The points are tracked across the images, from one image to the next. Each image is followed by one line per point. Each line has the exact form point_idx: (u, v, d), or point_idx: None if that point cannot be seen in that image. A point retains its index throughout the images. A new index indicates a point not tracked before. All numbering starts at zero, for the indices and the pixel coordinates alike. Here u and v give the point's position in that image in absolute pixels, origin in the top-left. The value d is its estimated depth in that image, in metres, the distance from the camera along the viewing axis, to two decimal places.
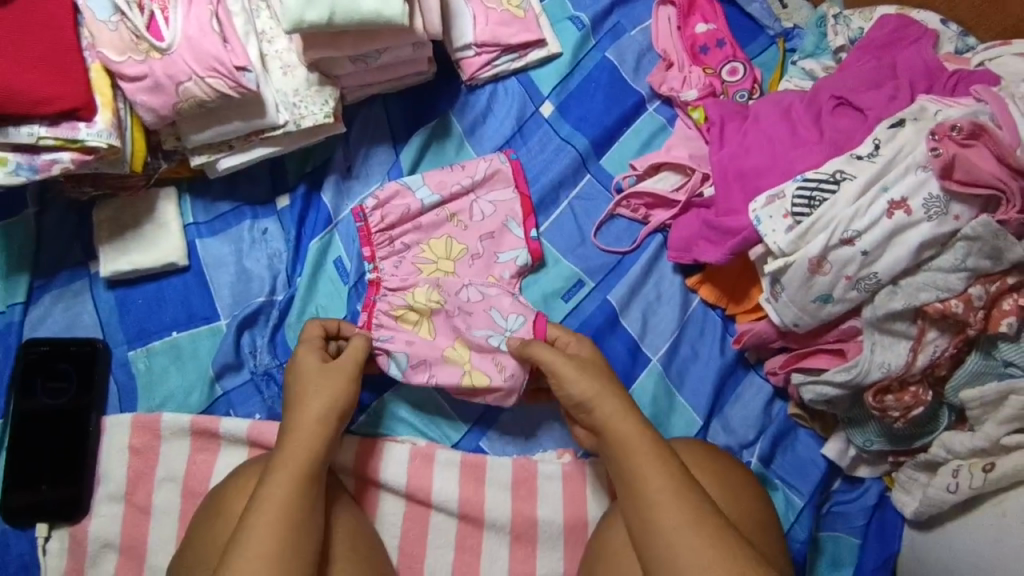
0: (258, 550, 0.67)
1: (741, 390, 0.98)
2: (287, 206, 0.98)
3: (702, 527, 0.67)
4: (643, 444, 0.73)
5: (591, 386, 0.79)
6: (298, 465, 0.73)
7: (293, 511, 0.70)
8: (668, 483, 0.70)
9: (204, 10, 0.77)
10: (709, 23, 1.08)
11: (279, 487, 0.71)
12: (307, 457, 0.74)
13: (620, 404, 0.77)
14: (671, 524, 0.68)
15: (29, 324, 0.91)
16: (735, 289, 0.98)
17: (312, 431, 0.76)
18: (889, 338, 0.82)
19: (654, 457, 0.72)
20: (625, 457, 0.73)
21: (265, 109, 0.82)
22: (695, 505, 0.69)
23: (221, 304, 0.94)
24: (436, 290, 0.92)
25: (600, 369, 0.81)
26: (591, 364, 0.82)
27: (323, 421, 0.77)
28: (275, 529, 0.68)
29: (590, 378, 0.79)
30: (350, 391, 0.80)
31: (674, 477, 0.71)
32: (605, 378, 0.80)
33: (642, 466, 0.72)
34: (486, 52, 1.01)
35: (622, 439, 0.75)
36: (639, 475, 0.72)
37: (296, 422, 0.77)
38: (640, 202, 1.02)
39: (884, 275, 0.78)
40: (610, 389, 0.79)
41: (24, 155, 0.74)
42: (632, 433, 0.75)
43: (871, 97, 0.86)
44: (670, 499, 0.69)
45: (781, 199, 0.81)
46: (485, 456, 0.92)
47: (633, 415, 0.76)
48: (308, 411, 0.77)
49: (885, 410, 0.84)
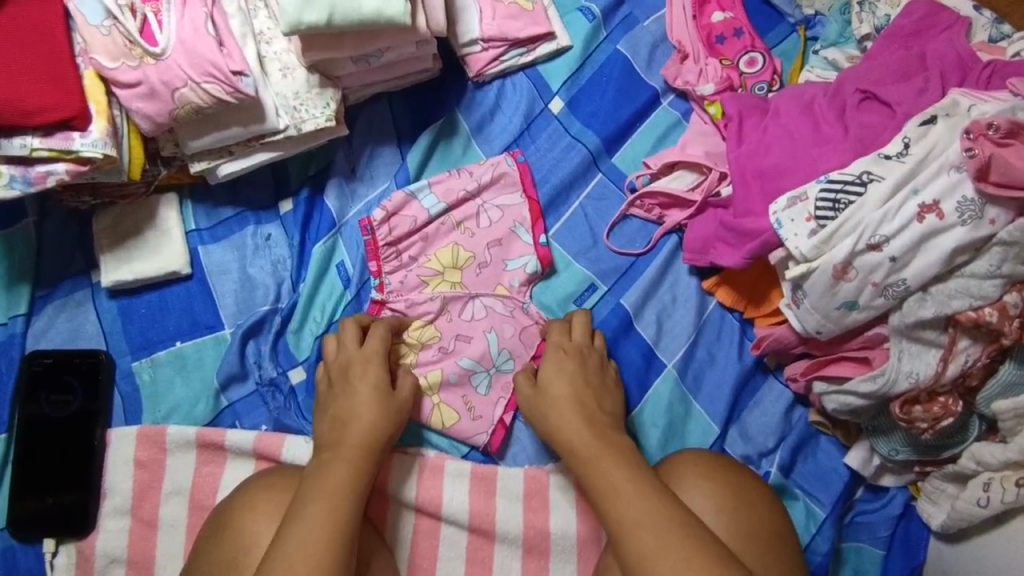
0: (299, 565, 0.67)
1: (759, 396, 0.95)
2: (290, 210, 0.95)
3: (676, 548, 0.67)
4: (609, 468, 0.74)
5: (555, 417, 0.80)
6: (342, 486, 0.73)
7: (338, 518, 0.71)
8: (637, 507, 0.70)
9: (199, 12, 0.73)
10: (726, 12, 1.04)
11: (325, 506, 0.71)
12: (349, 471, 0.75)
13: (585, 429, 0.78)
14: (636, 554, 0.68)
15: (31, 336, 0.89)
16: (754, 292, 0.94)
17: (361, 436, 0.78)
18: (917, 346, 0.78)
19: (619, 481, 0.72)
20: (591, 479, 0.74)
21: (264, 114, 0.79)
22: (669, 526, 0.68)
23: (226, 313, 0.92)
24: (431, 326, 0.93)
25: (567, 396, 0.81)
26: (559, 389, 0.82)
27: (375, 444, 0.78)
28: (323, 546, 0.69)
29: (554, 412, 0.81)
30: (377, 407, 0.80)
31: (639, 499, 0.70)
32: (566, 404, 0.81)
33: (614, 488, 0.72)
34: (493, 47, 0.97)
35: (590, 467, 0.75)
36: (605, 504, 0.72)
37: (347, 442, 0.77)
38: (654, 201, 0.98)
39: (914, 282, 0.74)
40: (576, 413, 0.80)
41: (18, 167, 0.72)
42: (599, 456, 0.75)
43: (899, 91, 0.82)
44: (636, 526, 0.69)
45: (803, 201, 0.77)
46: (496, 467, 0.90)
47: (597, 435, 0.78)
48: (352, 432, 0.78)
49: (912, 421, 0.80)
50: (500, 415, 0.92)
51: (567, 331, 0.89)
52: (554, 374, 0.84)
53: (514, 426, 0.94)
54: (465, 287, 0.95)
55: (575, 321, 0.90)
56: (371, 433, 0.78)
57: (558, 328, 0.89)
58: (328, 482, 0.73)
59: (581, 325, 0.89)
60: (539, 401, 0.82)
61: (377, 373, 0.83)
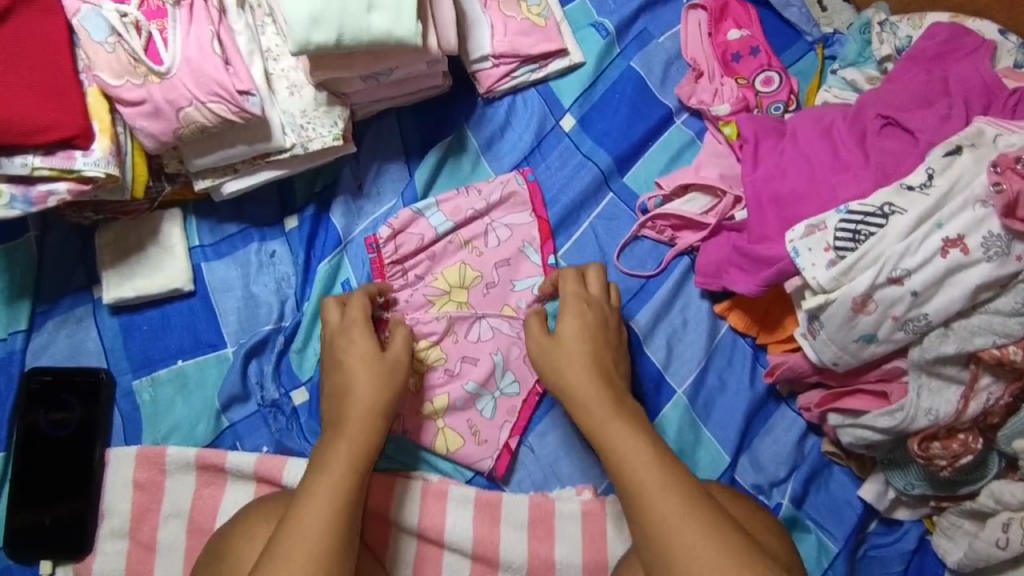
0: (307, 540, 0.65)
1: (771, 423, 0.93)
2: (295, 228, 0.94)
3: (694, 523, 0.65)
4: (625, 433, 0.72)
5: (571, 371, 0.78)
6: (356, 450, 0.72)
7: (346, 498, 0.69)
8: (656, 474, 0.68)
9: (205, 31, 0.72)
10: (742, 29, 1.02)
11: (338, 469, 0.70)
12: (355, 444, 0.73)
13: (601, 391, 0.76)
14: (656, 518, 0.66)
15: (31, 353, 0.88)
16: (767, 317, 0.92)
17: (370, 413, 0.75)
18: (937, 382, 0.76)
19: (636, 445, 0.71)
20: (604, 442, 0.72)
21: (270, 132, 0.77)
22: (688, 493, 0.67)
23: (228, 330, 0.91)
24: (438, 347, 0.91)
25: (583, 351, 0.80)
26: (574, 346, 0.80)
27: (384, 409, 0.77)
28: (329, 520, 0.66)
29: (568, 370, 0.79)
30: (394, 375, 0.79)
31: (655, 466, 0.69)
32: (580, 363, 0.79)
33: (631, 456, 0.70)
34: (504, 64, 0.95)
35: (605, 431, 0.73)
36: (619, 468, 0.70)
37: (352, 410, 0.75)
38: (666, 223, 0.96)
39: (935, 317, 0.72)
40: (589, 374, 0.78)
41: (18, 186, 0.70)
42: (618, 420, 0.73)
43: (922, 117, 0.79)
44: (655, 492, 0.67)
45: (822, 231, 0.75)
46: (501, 493, 0.89)
47: (611, 398, 0.76)
48: (357, 398, 0.76)
49: (931, 458, 0.78)
50: (505, 439, 0.91)
51: (582, 281, 0.87)
52: (573, 324, 0.82)
53: (520, 451, 0.92)
54: (472, 308, 0.93)
55: (591, 272, 0.87)
56: (379, 400, 0.76)
57: (575, 277, 0.86)
58: (342, 445, 0.72)
59: (597, 277, 0.87)
60: (548, 361, 0.80)
61: (360, 336, 0.80)
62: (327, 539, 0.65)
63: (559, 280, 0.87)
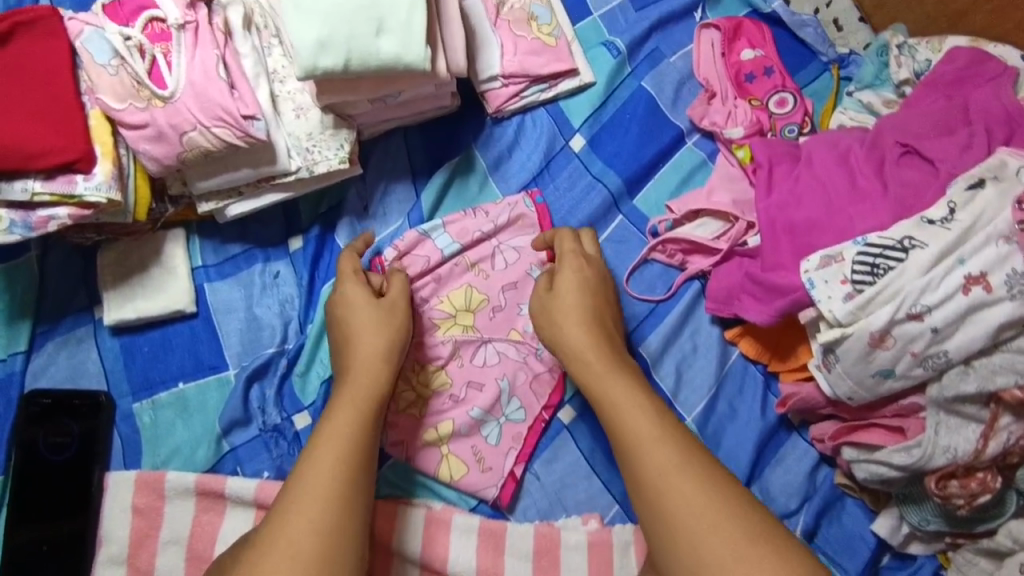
0: (316, 485, 0.67)
1: (782, 452, 0.91)
2: (300, 248, 0.92)
3: (688, 472, 0.66)
4: (621, 388, 0.74)
5: (569, 324, 0.81)
6: (366, 399, 0.75)
7: (356, 447, 0.71)
8: (650, 426, 0.70)
9: (211, 54, 0.70)
10: (756, 49, 1.00)
11: (348, 414, 0.74)
12: (363, 396, 0.75)
13: (599, 348, 0.79)
14: (655, 470, 0.67)
15: (30, 374, 0.87)
16: (780, 345, 0.90)
17: (376, 365, 0.78)
18: (955, 420, 0.74)
19: (631, 399, 0.73)
20: (604, 399, 0.75)
21: (275, 155, 0.76)
22: (681, 445, 0.69)
23: (230, 352, 0.89)
24: (443, 372, 0.90)
25: (581, 305, 0.82)
26: (573, 300, 0.82)
27: (389, 361, 0.79)
28: (337, 468, 0.69)
29: (567, 326, 0.81)
30: (400, 331, 0.81)
31: (654, 421, 0.71)
32: (578, 319, 0.81)
33: (628, 410, 0.72)
34: (513, 84, 0.94)
35: (603, 386, 0.76)
36: (618, 422, 0.72)
37: (360, 358, 0.78)
38: (677, 247, 0.94)
39: (955, 355, 0.70)
40: (588, 331, 0.80)
41: (18, 211, 0.69)
42: (614, 375, 0.76)
43: (941, 146, 0.77)
44: (649, 444, 0.69)
45: (838, 262, 0.73)
46: (505, 522, 0.87)
47: (608, 357, 0.78)
48: (363, 352, 0.79)
49: (948, 497, 0.76)
50: (510, 467, 0.88)
51: (578, 241, 0.87)
52: (571, 280, 0.83)
53: (525, 478, 0.90)
54: (478, 331, 0.91)
55: (585, 235, 0.89)
56: (381, 350, 0.79)
57: (571, 237, 0.87)
58: (352, 392, 0.76)
59: (592, 241, 0.88)
60: (546, 321, 0.82)
61: (355, 291, 0.82)
62: (337, 479, 0.68)
63: (555, 240, 0.87)
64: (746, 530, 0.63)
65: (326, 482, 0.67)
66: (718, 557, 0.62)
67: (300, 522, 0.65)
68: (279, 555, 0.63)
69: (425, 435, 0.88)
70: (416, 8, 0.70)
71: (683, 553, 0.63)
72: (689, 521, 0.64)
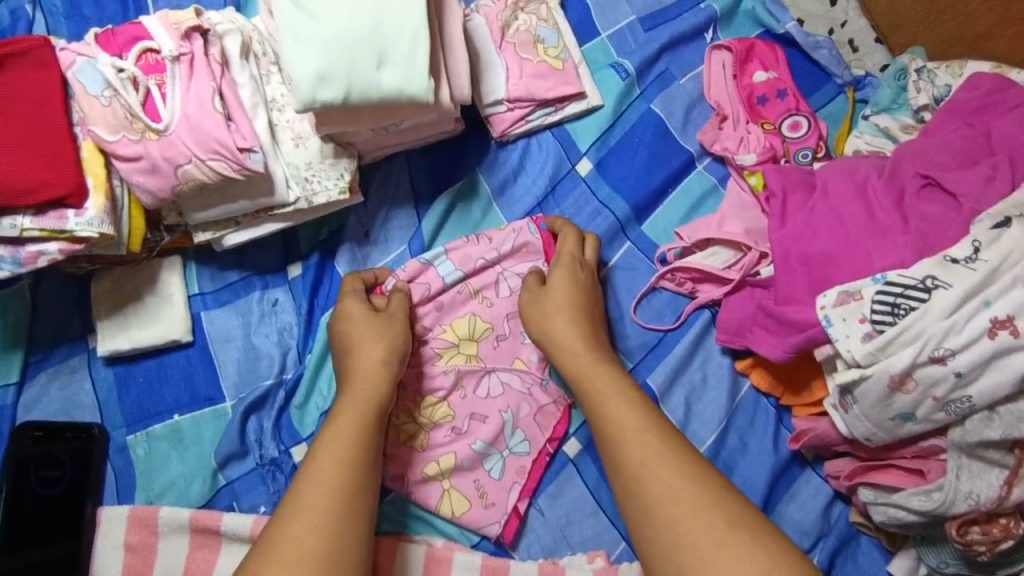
0: (319, 488, 0.66)
1: (795, 488, 0.88)
2: (299, 275, 0.90)
3: (673, 469, 0.67)
4: (610, 387, 0.75)
5: (559, 321, 0.81)
6: (367, 401, 0.74)
7: (359, 447, 0.70)
8: (639, 427, 0.71)
9: (206, 86, 0.68)
10: (769, 71, 0.97)
11: (350, 417, 0.73)
12: (366, 398, 0.74)
13: (593, 349, 0.79)
14: (636, 460, 0.69)
15: (23, 406, 0.85)
16: (794, 378, 0.87)
17: (376, 370, 0.77)
18: (979, 465, 0.71)
19: (622, 400, 0.74)
20: (591, 394, 0.76)
21: (273, 186, 0.74)
22: (667, 442, 0.70)
23: (227, 383, 0.87)
24: (444, 403, 0.87)
25: (572, 302, 0.83)
26: (564, 296, 0.83)
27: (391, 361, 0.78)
28: (340, 471, 0.68)
29: (558, 323, 0.81)
30: (401, 331, 0.81)
31: (638, 414, 0.72)
32: (569, 317, 0.81)
33: (615, 409, 0.73)
34: (519, 107, 0.91)
35: (592, 383, 0.76)
36: (606, 418, 0.73)
37: (360, 364, 0.77)
38: (686, 276, 0.91)
39: (979, 400, 0.67)
40: (578, 329, 0.81)
41: (7, 247, 0.67)
42: (604, 374, 0.77)
43: (964, 179, 0.74)
44: (635, 438, 0.70)
45: (857, 300, 0.71)
46: (508, 561, 0.84)
47: (597, 355, 0.79)
48: (366, 354, 0.78)
49: (969, 544, 0.73)
50: (513, 502, 0.85)
51: (580, 244, 0.87)
52: (564, 275, 0.84)
53: (530, 514, 0.87)
54: (481, 361, 0.89)
55: (589, 238, 0.89)
56: (378, 348, 0.78)
57: (574, 238, 0.87)
58: (356, 397, 0.75)
59: (593, 248, 0.88)
60: (536, 318, 0.83)
61: (353, 304, 0.82)
62: (340, 482, 0.67)
63: (559, 237, 0.88)
64: (724, 515, 0.64)
65: (328, 487, 0.66)
66: (697, 542, 0.63)
67: (304, 525, 0.63)
68: (282, 560, 0.61)
69: (426, 470, 0.85)
70: (419, 39, 0.68)
71: (661, 538, 0.64)
72: (666, 506, 0.65)
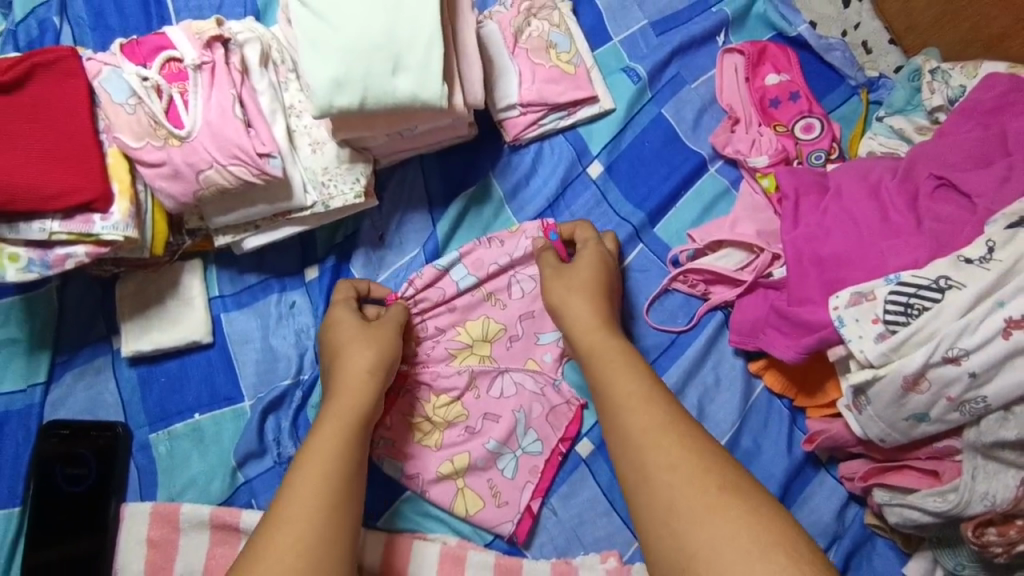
0: (303, 495, 0.67)
1: (809, 491, 0.87)
2: (315, 278, 0.91)
3: (672, 441, 0.67)
4: (615, 363, 0.75)
5: (574, 299, 0.82)
6: (350, 414, 0.75)
7: (342, 459, 0.71)
8: (642, 398, 0.71)
9: (227, 94, 0.70)
10: (782, 74, 0.98)
11: (334, 427, 0.73)
12: (347, 409, 0.75)
13: (602, 330, 0.79)
14: (639, 428, 0.69)
15: (50, 405, 0.87)
16: (807, 379, 0.87)
17: (359, 381, 0.77)
18: (994, 466, 0.70)
19: (627, 374, 0.74)
20: (597, 368, 0.76)
21: (292, 191, 0.76)
22: (667, 415, 0.69)
23: (246, 383, 0.89)
24: (457, 402, 0.88)
25: (590, 280, 0.83)
26: (584, 277, 0.83)
27: (376, 370, 0.78)
28: (320, 481, 0.68)
29: (572, 302, 0.82)
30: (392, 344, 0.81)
31: (644, 386, 0.72)
32: (584, 295, 0.82)
33: (621, 382, 0.73)
34: (531, 112, 0.92)
35: (599, 359, 0.77)
36: (610, 391, 0.73)
37: (346, 373, 0.78)
38: (699, 277, 0.92)
39: (995, 400, 0.67)
40: (593, 306, 0.81)
41: (36, 250, 0.69)
42: (609, 347, 0.77)
43: (979, 180, 0.74)
44: (636, 407, 0.70)
45: (870, 300, 0.71)
46: (521, 560, 0.84)
47: (608, 332, 0.79)
48: (355, 363, 0.78)
49: (985, 546, 0.72)
50: (527, 501, 0.86)
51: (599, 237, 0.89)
52: (593, 256, 0.85)
53: (543, 513, 0.88)
54: (495, 362, 0.90)
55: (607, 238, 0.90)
56: (366, 359, 0.79)
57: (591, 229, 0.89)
58: (336, 412, 0.75)
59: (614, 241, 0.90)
60: (557, 290, 0.83)
61: (343, 314, 0.83)
62: (321, 491, 0.68)
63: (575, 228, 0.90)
64: (720, 483, 0.63)
65: (311, 495, 0.67)
66: (692, 507, 0.62)
67: (284, 546, 0.64)
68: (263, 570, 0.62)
69: (440, 468, 0.86)
70: (433, 45, 0.69)
71: (657, 504, 0.64)
72: (663, 474, 0.65)
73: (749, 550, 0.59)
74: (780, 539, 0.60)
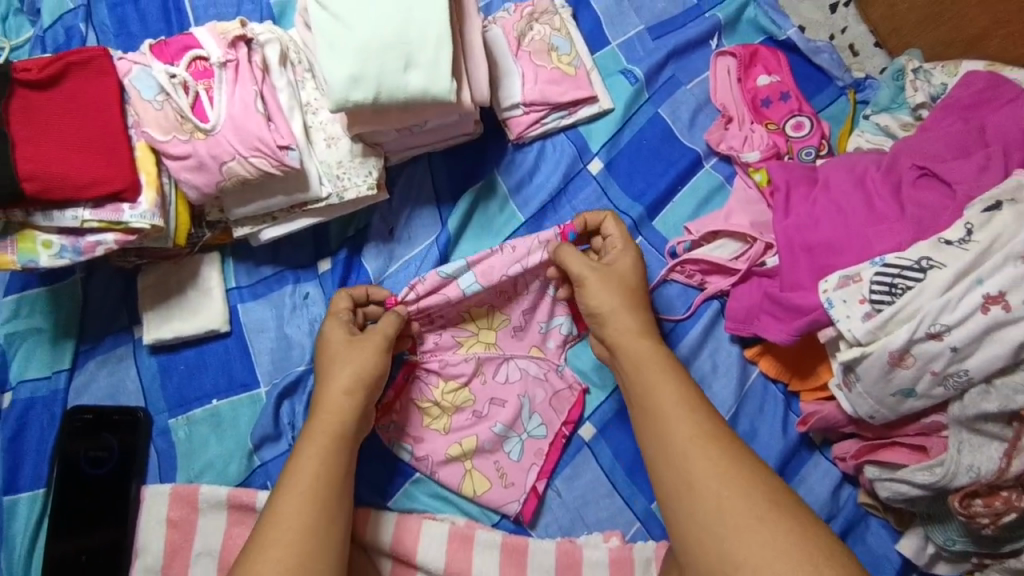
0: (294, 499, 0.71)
1: (805, 472, 0.91)
2: (328, 270, 0.95)
3: (714, 451, 0.69)
4: (653, 369, 0.77)
5: (614, 305, 0.81)
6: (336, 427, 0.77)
7: (331, 468, 0.74)
8: (682, 407, 0.73)
9: (250, 91, 0.75)
10: (772, 75, 1.02)
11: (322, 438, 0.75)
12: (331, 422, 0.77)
13: (637, 337, 0.80)
14: (682, 438, 0.70)
15: (73, 391, 0.91)
16: (800, 364, 0.91)
17: (342, 396, 0.79)
18: (978, 438, 0.74)
19: (665, 381, 0.75)
20: (636, 375, 0.77)
21: (308, 183, 0.80)
22: (705, 424, 0.71)
23: (262, 370, 0.92)
24: (463, 388, 0.92)
25: (628, 284, 0.83)
26: (626, 282, 0.84)
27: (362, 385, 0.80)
28: (313, 488, 0.72)
29: (610, 308, 0.82)
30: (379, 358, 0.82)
31: (683, 394, 0.74)
32: (622, 301, 0.82)
33: (661, 389, 0.75)
34: (534, 111, 0.97)
35: (635, 364, 0.78)
36: (651, 399, 0.75)
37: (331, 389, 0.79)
38: (696, 268, 0.95)
39: (976, 374, 0.71)
40: (631, 312, 0.81)
41: (68, 237, 0.74)
42: (647, 352, 0.78)
43: (959, 168, 0.78)
44: (680, 417, 0.72)
45: (857, 282, 0.75)
46: (527, 539, 0.87)
47: (652, 340, 0.80)
48: (339, 379, 0.79)
49: (973, 516, 0.74)
50: (532, 482, 0.89)
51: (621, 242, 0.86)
52: (626, 261, 0.85)
53: (548, 494, 0.91)
54: (500, 349, 0.93)
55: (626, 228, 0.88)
56: (350, 371, 0.80)
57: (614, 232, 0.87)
58: (318, 432, 0.76)
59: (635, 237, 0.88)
60: (600, 295, 0.82)
61: (334, 328, 0.83)
62: (314, 496, 0.71)
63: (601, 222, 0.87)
64: (767, 496, 0.66)
65: (303, 500, 0.71)
66: (739, 518, 0.65)
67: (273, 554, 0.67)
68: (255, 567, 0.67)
69: (448, 451, 0.90)
70: (443, 45, 0.74)
71: (700, 509, 0.67)
72: (710, 484, 0.67)
73: (794, 558, 0.63)
74: (815, 548, 0.63)
